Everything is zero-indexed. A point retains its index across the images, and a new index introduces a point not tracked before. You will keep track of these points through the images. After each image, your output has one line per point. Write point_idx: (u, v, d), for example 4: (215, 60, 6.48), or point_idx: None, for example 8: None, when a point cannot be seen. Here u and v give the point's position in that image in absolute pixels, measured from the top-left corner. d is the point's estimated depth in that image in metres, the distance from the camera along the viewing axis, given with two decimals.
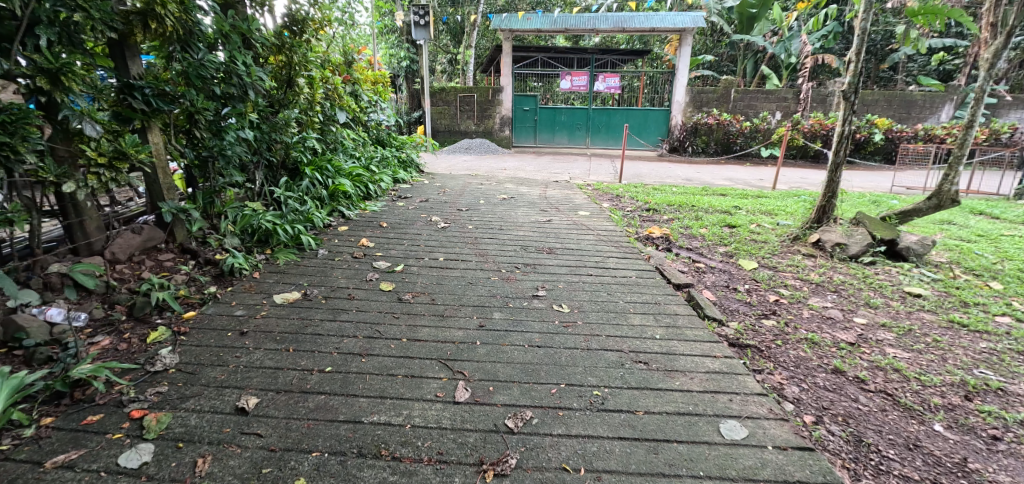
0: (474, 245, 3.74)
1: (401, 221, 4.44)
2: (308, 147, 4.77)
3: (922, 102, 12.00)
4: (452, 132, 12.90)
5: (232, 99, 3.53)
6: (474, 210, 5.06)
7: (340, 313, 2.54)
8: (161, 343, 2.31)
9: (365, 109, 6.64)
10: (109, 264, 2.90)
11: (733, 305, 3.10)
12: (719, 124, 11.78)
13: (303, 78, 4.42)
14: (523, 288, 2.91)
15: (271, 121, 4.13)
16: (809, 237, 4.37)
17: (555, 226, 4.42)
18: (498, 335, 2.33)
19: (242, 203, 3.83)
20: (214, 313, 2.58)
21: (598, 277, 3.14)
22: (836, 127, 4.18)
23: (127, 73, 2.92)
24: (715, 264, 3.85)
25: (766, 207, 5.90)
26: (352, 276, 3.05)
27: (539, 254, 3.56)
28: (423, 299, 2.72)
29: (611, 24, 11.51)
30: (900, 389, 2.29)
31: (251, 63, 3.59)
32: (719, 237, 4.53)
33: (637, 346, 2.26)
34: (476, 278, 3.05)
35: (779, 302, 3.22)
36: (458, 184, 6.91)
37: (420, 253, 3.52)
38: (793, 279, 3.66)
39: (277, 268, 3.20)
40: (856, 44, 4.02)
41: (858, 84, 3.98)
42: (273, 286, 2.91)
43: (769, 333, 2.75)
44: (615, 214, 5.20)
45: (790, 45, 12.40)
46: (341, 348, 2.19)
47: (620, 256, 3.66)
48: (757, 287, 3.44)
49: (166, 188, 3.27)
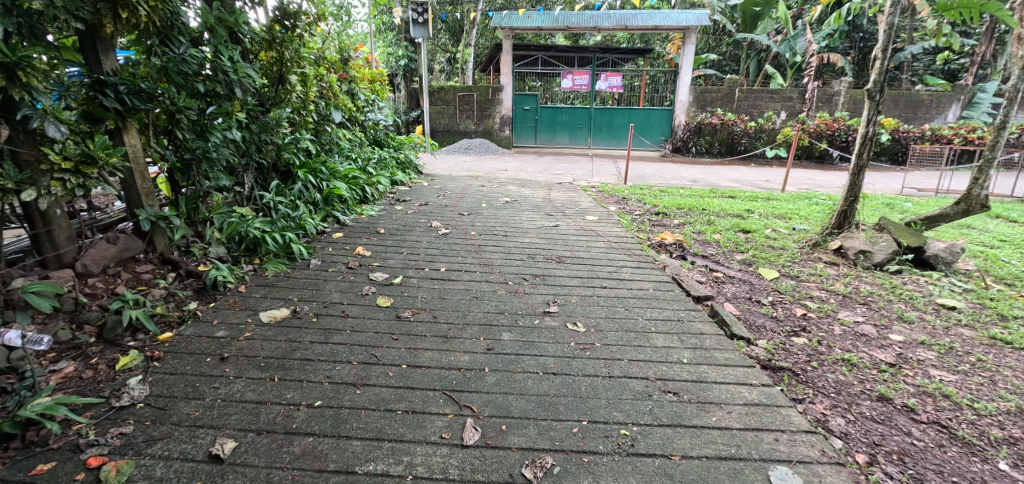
0: (478, 253, 3.49)
1: (399, 226, 4.19)
2: (302, 149, 4.52)
3: (929, 102, 11.80)
4: (451, 132, 12.65)
5: (217, 97, 3.30)
6: (475, 214, 4.81)
7: (333, 335, 2.29)
8: (131, 371, 2.07)
9: (362, 108, 6.41)
10: (79, 278, 2.64)
11: (759, 321, 2.87)
12: (724, 123, 11.57)
13: (295, 75, 4.19)
14: (534, 303, 2.67)
15: (261, 120, 3.89)
16: (829, 244, 4.14)
17: (562, 232, 4.19)
18: (509, 360, 2.09)
19: (229, 209, 3.58)
20: (192, 334, 2.34)
21: (613, 290, 2.90)
22: (859, 128, 3.97)
23: (99, 68, 2.68)
24: (733, 273, 3.62)
25: (779, 211, 5.67)
26: (347, 290, 2.80)
27: (547, 264, 3.32)
28: (424, 317, 2.47)
29: (613, 22, 11.28)
30: (954, 420, 2.04)
31: (238, 58, 3.37)
32: (734, 243, 4.30)
33: (664, 373, 2.02)
34: (482, 292, 2.81)
35: (807, 316, 2.98)
36: (458, 187, 6.66)
37: (420, 263, 3.27)
38: (818, 290, 3.42)
39: (264, 280, 2.95)
40: (882, 41, 3.81)
41: (884, 82, 3.76)
42: (259, 302, 2.66)
43: (802, 354, 2.52)
44: (624, 218, 4.96)
45: (796, 44, 12.19)
46: (333, 377, 1.96)
47: (634, 266, 3.41)
48: (781, 299, 3.21)
49: (145, 193, 3.02)
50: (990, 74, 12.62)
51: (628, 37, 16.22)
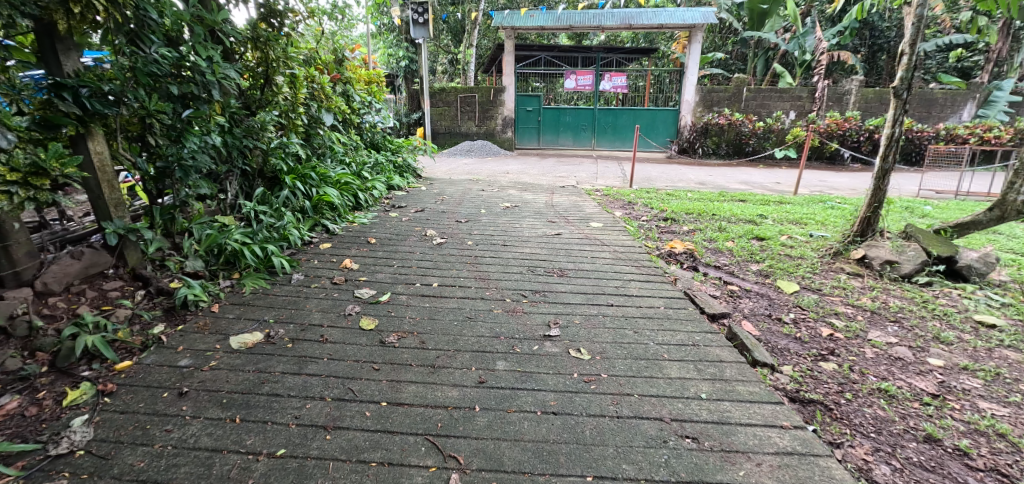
0: (474, 266, 3.24)
1: (392, 235, 3.95)
2: (290, 153, 4.29)
3: (943, 100, 11.47)
4: (453, 133, 12.42)
5: (194, 99, 3.09)
6: (473, 222, 4.56)
7: (307, 364, 2.05)
8: (79, 408, 1.83)
9: (357, 110, 6.20)
10: (38, 298, 2.42)
11: (781, 342, 2.61)
12: (731, 124, 11.28)
13: (283, 76, 3.98)
14: (533, 325, 2.41)
15: (244, 124, 3.66)
16: (851, 253, 3.87)
17: (565, 241, 3.93)
18: (503, 396, 1.84)
19: (211, 219, 3.35)
20: (153, 363, 2.11)
21: (619, 310, 2.64)
22: (884, 129, 3.71)
23: (59, 71, 2.45)
24: (750, 286, 3.36)
25: (794, 216, 5.40)
26: (329, 310, 2.56)
27: (548, 278, 3.06)
28: (411, 342, 2.22)
29: (618, 21, 11.02)
30: (1015, 466, 1.78)
31: (217, 58, 3.15)
32: (748, 252, 4.04)
33: (680, 412, 1.77)
34: (476, 311, 2.56)
35: (834, 337, 2.72)
36: (457, 191, 6.42)
37: (411, 277, 3.03)
38: (843, 305, 3.15)
39: (241, 298, 2.72)
40: (909, 35, 3.53)
41: (912, 79, 3.49)
42: (232, 325, 2.42)
43: (832, 383, 2.26)
44: (630, 225, 4.71)
45: (804, 42, 11.90)
46: (302, 418, 1.71)
47: (643, 279, 3.15)
48: (804, 317, 2.94)
49: (113, 204, 2.79)
50: (1007, 71, 12.27)
51: (632, 36, 15.95)
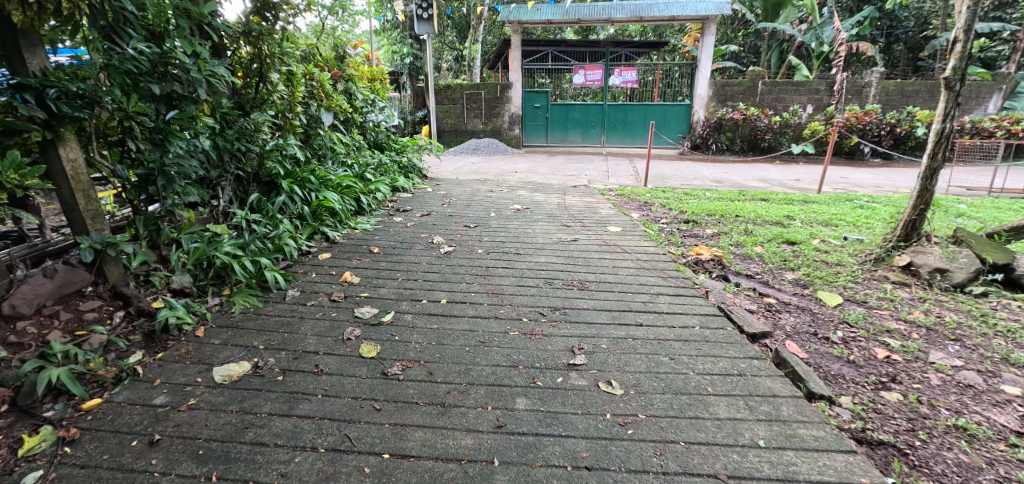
0: (485, 279, 2.95)
1: (396, 244, 3.67)
2: (288, 156, 4.03)
3: (967, 92, 11.04)
4: (459, 132, 12.14)
5: (179, 99, 2.82)
6: (483, 226, 4.28)
7: (299, 404, 1.78)
8: (35, 460, 1.58)
9: (360, 109, 5.95)
10: (5, 323, 2.17)
11: (833, 367, 2.33)
12: (746, 118, 10.84)
13: (278, 73, 3.73)
14: (554, 351, 2.13)
15: (236, 126, 3.41)
16: (895, 259, 3.55)
17: (582, 248, 3.65)
18: (526, 445, 1.56)
19: (201, 229, 3.10)
20: (125, 402, 1.86)
21: (649, 331, 2.34)
22: (933, 124, 3.39)
23: (24, 70, 2.20)
24: (788, 299, 3.06)
25: (823, 217, 5.07)
26: (326, 333, 2.30)
27: (568, 292, 2.77)
28: (418, 375, 1.95)
29: (628, 13, 10.66)
30: None
31: (204, 53, 2.88)
32: (781, 259, 3.74)
33: (738, 466, 1.49)
34: (489, 334, 2.27)
35: (892, 359, 2.43)
36: (464, 193, 6.13)
37: (417, 292, 2.75)
38: (894, 321, 2.85)
39: (229, 319, 2.45)
40: (964, 20, 3.20)
41: (966, 69, 3.19)
42: (216, 353, 2.16)
43: (901, 418, 1.96)
44: (650, 228, 4.41)
45: (822, 33, 11.44)
46: (289, 476, 1.45)
47: (672, 293, 2.85)
48: (854, 335, 2.65)
49: (90, 215, 2.54)
50: None
51: (641, 30, 15.57)
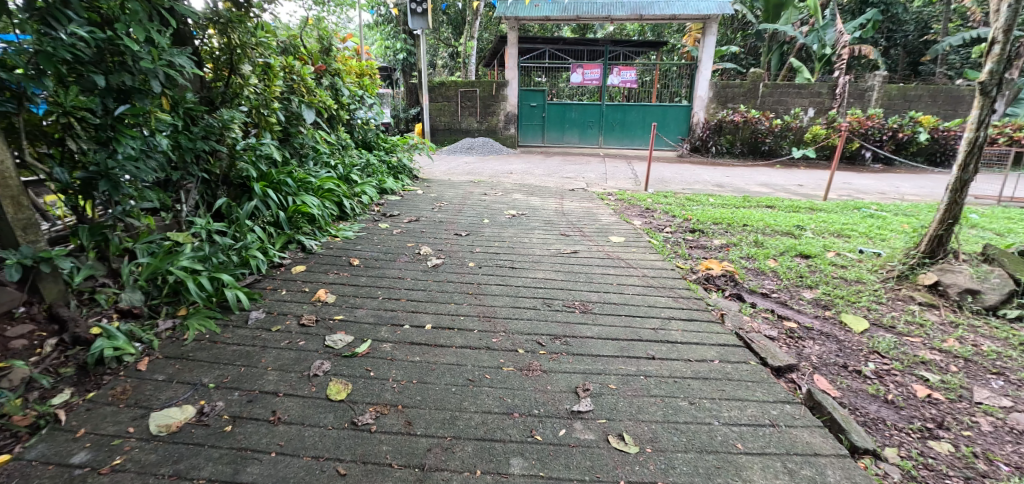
0: (476, 299, 2.63)
1: (379, 255, 3.34)
2: (263, 156, 3.69)
3: (970, 98, 10.84)
4: (453, 130, 11.81)
5: (133, 92, 2.47)
6: (475, 235, 3.97)
7: (246, 466, 1.46)
8: None
9: (347, 106, 5.61)
10: None
11: (870, 408, 2.06)
12: (747, 121, 10.58)
13: (250, 65, 3.38)
14: (556, 392, 1.84)
15: (202, 123, 3.07)
16: (920, 278, 3.28)
17: (583, 262, 3.35)
18: None
19: (160, 239, 2.76)
20: (37, 460, 1.52)
21: (662, 366, 2.04)
22: (965, 132, 3.13)
23: None
24: (810, 323, 2.78)
25: (834, 227, 4.80)
26: (290, 367, 1.98)
27: (569, 316, 2.47)
28: (394, 425, 1.64)
29: (628, 11, 10.35)
30: None
31: (162, 40, 2.52)
32: (797, 275, 3.46)
33: None
34: (479, 370, 1.97)
35: (934, 399, 2.16)
36: (457, 196, 5.80)
37: (399, 314, 2.44)
38: (928, 350, 2.58)
39: (180, 349, 2.12)
40: (1004, 18, 2.93)
41: (1004, 73, 2.95)
42: (157, 393, 1.83)
43: (957, 478, 1.68)
44: (654, 238, 4.11)
45: (825, 35, 11.17)
46: None
47: (685, 318, 2.54)
48: (888, 368, 2.38)
49: (21, 226, 2.19)
50: None
51: (639, 29, 15.30)
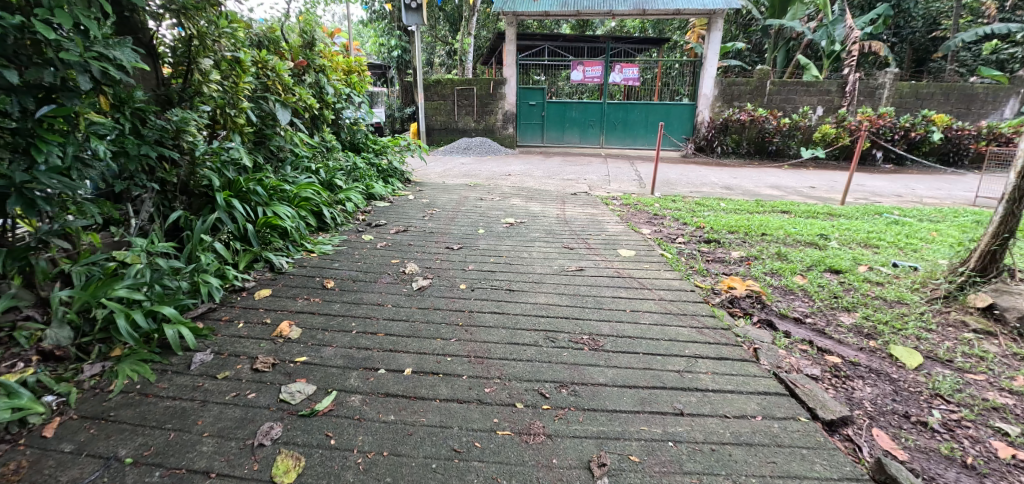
0: (467, 333, 2.24)
1: (358, 274, 2.95)
2: (230, 162, 3.30)
3: (984, 95, 10.45)
4: (449, 130, 11.43)
5: (58, 91, 2.04)
6: (469, 248, 3.57)
7: None
8: None
9: (333, 106, 5.20)
10: None
11: (948, 477, 1.67)
12: (754, 120, 10.18)
13: (212, 58, 2.97)
14: (564, 471, 1.44)
15: (154, 125, 2.65)
16: (971, 300, 2.89)
17: (591, 282, 2.96)
18: None
19: (100, 260, 2.35)
20: None
21: (694, 427, 1.65)
22: None
23: None
24: (855, 357, 2.40)
25: (860, 236, 4.41)
26: (230, 433, 1.58)
27: (576, 355, 2.08)
28: None
29: (630, 6, 9.96)
30: None
31: (93, 24, 2.08)
32: (829, 294, 3.08)
33: None
34: (467, 436, 1.58)
35: (1021, 462, 1.76)
36: (450, 201, 5.40)
37: (375, 355, 2.04)
38: (997, 392, 2.18)
39: (100, 406, 1.73)
40: None
41: None
42: (57, 473, 1.44)
43: None
44: (667, 250, 3.73)
45: (834, 31, 10.77)
46: None
47: (714, 356, 2.15)
48: (957, 418, 1.99)
49: None
50: None
51: (640, 26, 14.97)
